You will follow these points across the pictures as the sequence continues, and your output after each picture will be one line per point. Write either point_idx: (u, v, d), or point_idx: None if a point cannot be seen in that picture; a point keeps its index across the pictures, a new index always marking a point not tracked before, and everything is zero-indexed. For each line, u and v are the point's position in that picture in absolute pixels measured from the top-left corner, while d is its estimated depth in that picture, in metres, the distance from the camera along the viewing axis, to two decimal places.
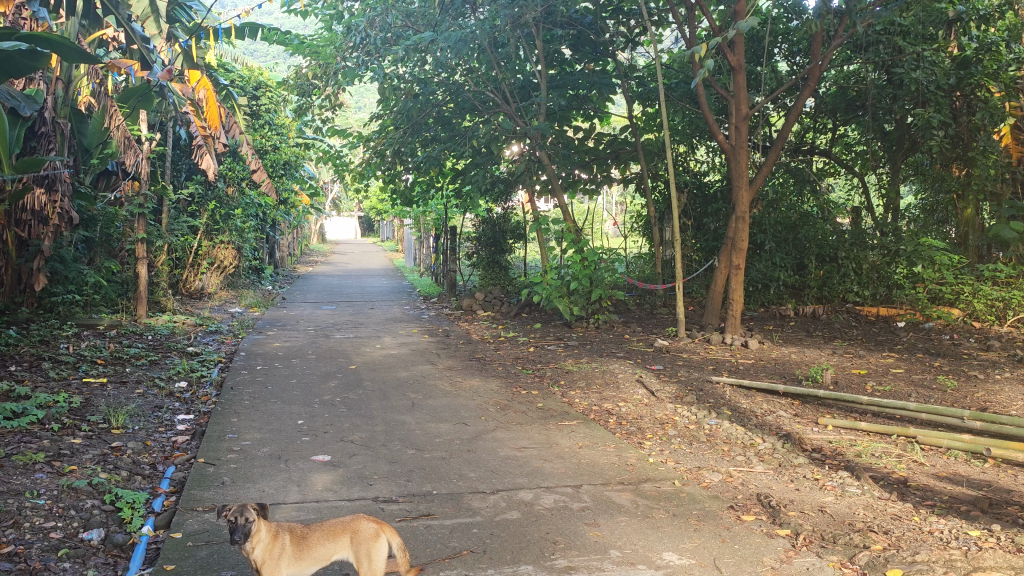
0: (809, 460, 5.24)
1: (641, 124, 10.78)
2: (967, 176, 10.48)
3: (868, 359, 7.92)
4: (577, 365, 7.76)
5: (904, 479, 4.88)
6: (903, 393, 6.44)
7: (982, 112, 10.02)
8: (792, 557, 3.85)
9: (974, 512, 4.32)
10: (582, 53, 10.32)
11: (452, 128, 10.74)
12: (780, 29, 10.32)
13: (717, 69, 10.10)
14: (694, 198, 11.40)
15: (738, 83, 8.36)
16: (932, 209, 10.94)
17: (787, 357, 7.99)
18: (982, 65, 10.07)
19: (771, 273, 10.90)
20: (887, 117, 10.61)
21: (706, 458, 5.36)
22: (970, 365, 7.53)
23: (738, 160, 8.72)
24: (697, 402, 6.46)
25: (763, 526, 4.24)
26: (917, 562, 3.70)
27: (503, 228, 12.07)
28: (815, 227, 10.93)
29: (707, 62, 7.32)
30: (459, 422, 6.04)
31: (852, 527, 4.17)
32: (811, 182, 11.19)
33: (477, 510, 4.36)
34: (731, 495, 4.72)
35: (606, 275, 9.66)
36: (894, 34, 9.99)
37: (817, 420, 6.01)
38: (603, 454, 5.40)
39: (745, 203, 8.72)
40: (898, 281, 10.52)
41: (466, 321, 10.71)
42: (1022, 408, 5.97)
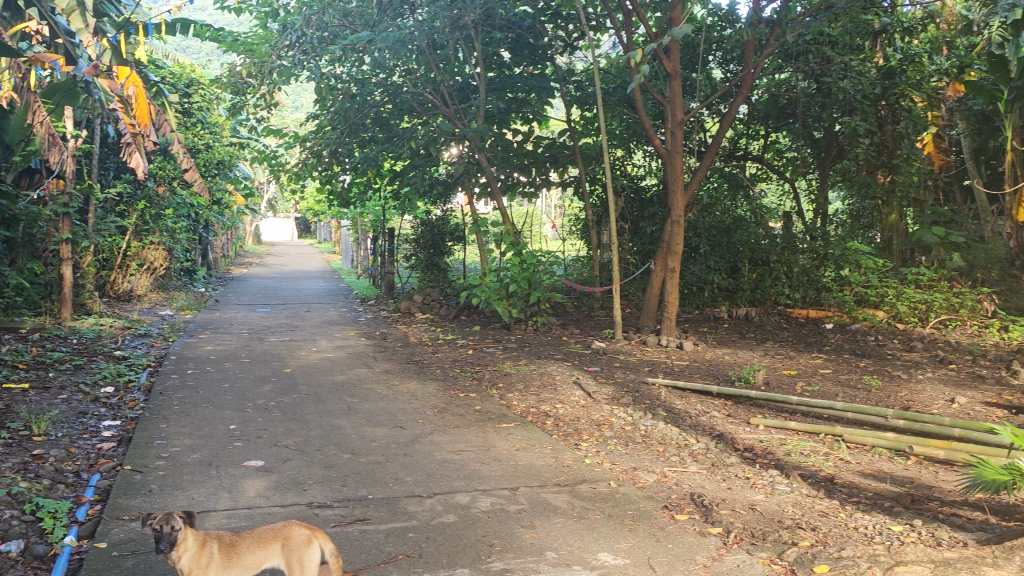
0: (740, 459, 5.34)
1: (579, 129, 10.91)
2: (892, 183, 10.89)
3: (798, 360, 8.14)
4: (515, 367, 7.77)
5: (831, 476, 5.02)
6: (831, 393, 6.63)
7: (907, 122, 10.46)
8: (723, 555, 3.92)
9: (897, 507, 4.46)
10: (521, 56, 10.34)
11: (390, 129, 10.62)
12: (715, 37, 10.47)
13: (654, 74, 10.25)
14: (631, 202, 11.59)
15: (673, 89, 8.49)
16: (858, 215, 11.34)
17: (720, 358, 8.16)
18: (905, 75, 10.47)
19: (706, 276, 11.04)
20: (817, 125, 10.96)
21: (641, 459, 5.42)
22: (894, 366, 7.79)
23: (674, 164, 8.84)
24: (633, 403, 6.55)
25: (695, 525, 4.32)
26: (843, 558, 3.78)
27: (441, 230, 12.04)
28: (748, 231, 11.08)
29: (643, 67, 7.38)
30: (396, 426, 5.99)
31: (781, 524, 4.26)
32: (743, 187, 11.47)
33: (413, 514, 4.32)
34: (666, 495, 4.78)
35: (545, 278, 9.73)
36: (823, 44, 10.19)
37: (749, 420, 6.13)
38: (540, 456, 5.42)
39: (680, 208, 8.86)
40: (827, 284, 10.88)
41: (404, 324, 10.63)
42: (944, 406, 6.20)
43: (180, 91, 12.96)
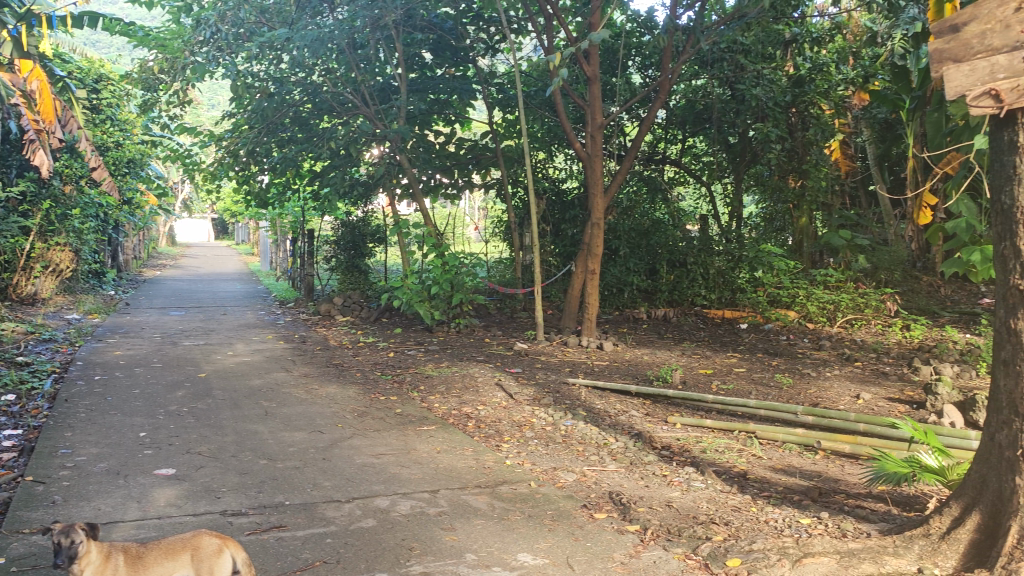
0: (658, 457, 5.45)
1: (501, 131, 10.97)
2: (802, 187, 11.25)
3: (714, 359, 8.34)
4: (437, 370, 7.73)
5: (744, 472, 5.16)
6: (745, 391, 6.82)
7: (815, 129, 10.77)
8: (640, 552, 3.99)
9: (806, 500, 4.62)
10: (443, 58, 10.34)
11: (310, 129, 10.46)
12: (634, 43, 10.64)
13: (576, 79, 10.38)
14: (553, 204, 11.71)
15: (593, 93, 8.59)
16: (772, 218, 11.84)
17: (639, 358, 8.30)
18: (815, 84, 10.81)
19: (625, 278, 11.21)
20: (731, 130, 11.26)
21: (561, 459, 5.47)
22: (804, 364, 8.05)
23: (594, 168, 8.94)
24: (554, 404, 6.59)
25: (614, 523, 4.37)
26: (754, 551, 3.87)
27: (363, 232, 11.89)
28: (666, 234, 11.44)
29: (561, 71, 7.44)
30: (314, 430, 5.90)
31: (696, 520, 4.35)
32: (662, 190, 11.81)
33: (331, 519, 4.26)
34: (584, 494, 4.83)
35: (466, 280, 9.76)
36: (737, 52, 10.57)
37: (667, 418, 6.24)
38: (461, 458, 5.40)
39: (600, 210, 8.97)
40: (741, 285, 11.16)
41: (324, 327, 10.45)
42: (850, 402, 6.44)
43: (88, 87, 12.48)
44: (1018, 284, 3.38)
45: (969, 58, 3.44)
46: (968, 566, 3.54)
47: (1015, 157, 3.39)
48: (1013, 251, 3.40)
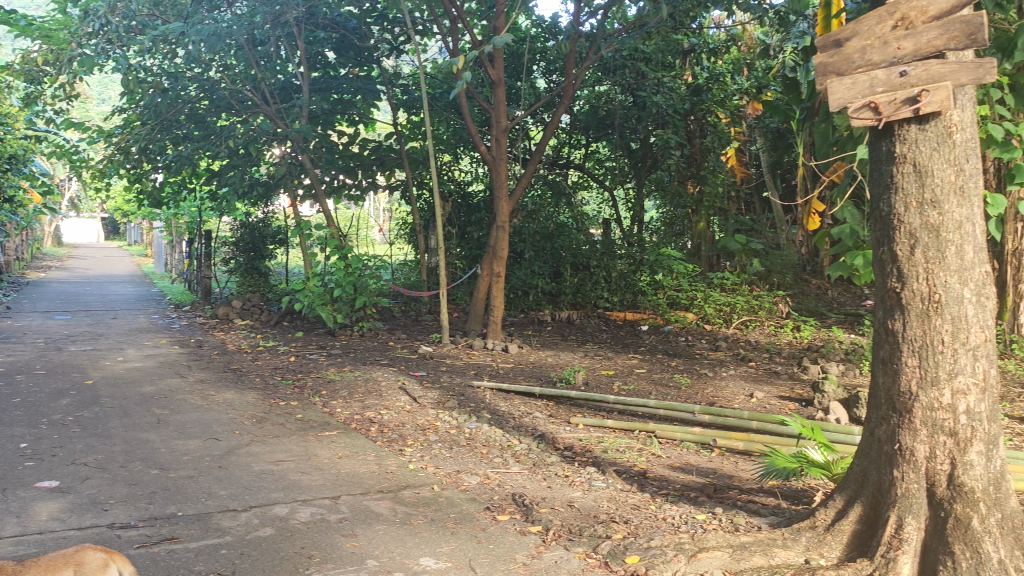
0: (561, 457, 5.51)
1: (406, 132, 10.92)
2: (700, 193, 11.69)
3: (616, 360, 8.50)
4: (339, 374, 7.61)
5: (643, 470, 5.27)
6: (645, 391, 6.99)
7: (712, 136, 11.32)
8: (542, 552, 4.04)
9: (701, 497, 4.75)
10: (346, 57, 10.21)
11: (206, 127, 10.15)
12: (539, 48, 10.79)
13: (480, 82, 10.41)
14: (458, 206, 11.81)
15: (498, 96, 8.61)
16: (672, 222, 12.13)
17: (544, 360, 8.37)
18: (711, 93, 11.27)
19: (531, 281, 11.34)
20: (632, 136, 11.60)
21: (465, 462, 5.46)
22: (701, 364, 8.30)
23: (499, 171, 8.97)
24: (458, 407, 6.59)
25: (516, 524, 4.40)
26: (652, 548, 3.93)
27: (263, 234, 11.64)
28: (570, 237, 11.60)
29: (464, 74, 7.45)
30: (210, 438, 5.71)
31: (596, 519, 4.43)
32: (566, 194, 11.99)
33: (226, 529, 4.13)
34: (488, 496, 4.85)
35: (370, 283, 9.62)
36: (638, 60, 10.82)
37: (569, 419, 6.33)
38: (363, 463, 5.33)
39: (505, 213, 9.00)
40: (642, 288, 11.31)
41: (221, 331, 10.13)
42: (744, 401, 6.68)
43: None
44: (895, 287, 3.57)
45: (850, 72, 3.61)
46: (850, 555, 3.72)
47: (892, 167, 3.58)
48: (890, 256, 3.59)
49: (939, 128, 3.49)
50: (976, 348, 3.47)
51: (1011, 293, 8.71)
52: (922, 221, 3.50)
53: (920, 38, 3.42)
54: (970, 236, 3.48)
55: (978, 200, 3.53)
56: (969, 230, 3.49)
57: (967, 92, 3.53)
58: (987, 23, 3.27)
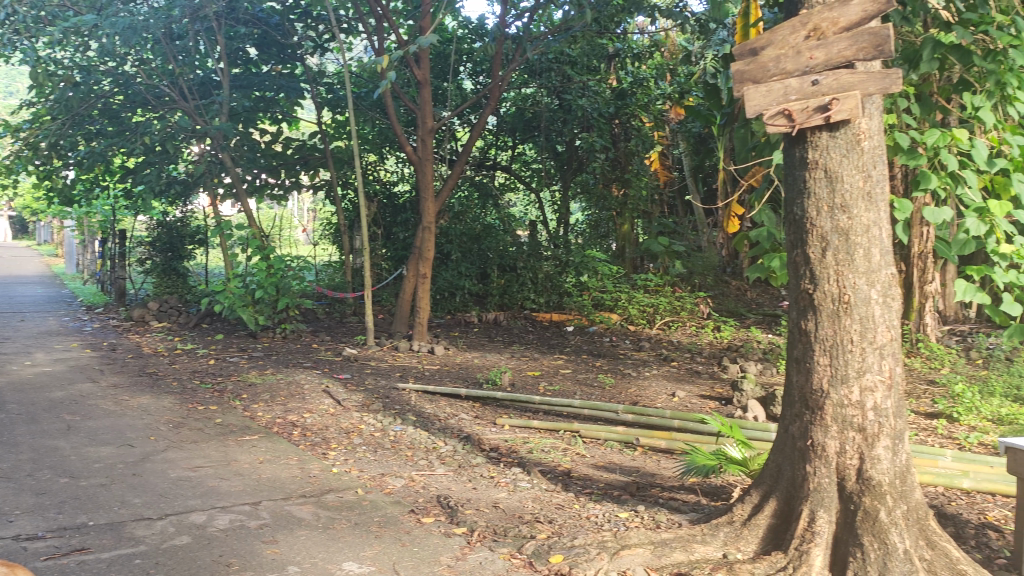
0: (486, 459, 5.51)
1: (330, 131, 10.75)
2: (624, 196, 11.93)
3: (541, 361, 8.55)
4: (260, 377, 7.44)
5: (568, 470, 5.31)
6: (570, 392, 7.05)
7: (637, 139, 11.51)
8: (466, 553, 4.03)
9: (625, 495, 4.83)
10: (269, 54, 10.03)
11: (121, 122, 9.84)
12: (465, 49, 10.80)
13: (406, 83, 10.34)
14: (384, 207, 11.75)
15: (424, 97, 8.57)
16: (597, 224, 12.28)
17: (470, 361, 8.36)
18: (636, 97, 11.48)
19: (457, 282, 11.28)
20: (558, 139, 11.73)
21: (389, 464, 5.41)
22: (625, 364, 8.44)
23: (425, 172, 8.92)
24: (383, 410, 6.52)
25: (441, 527, 4.39)
26: (575, 546, 3.97)
27: (181, 234, 11.42)
28: (497, 238, 11.65)
29: (389, 75, 7.38)
30: (124, 444, 5.52)
31: (521, 520, 4.44)
32: (493, 196, 12.11)
33: (140, 539, 4.00)
34: (412, 499, 4.81)
35: (293, 284, 9.46)
36: (564, 63, 10.97)
37: (495, 420, 6.35)
38: (285, 468, 5.23)
39: (431, 214, 8.95)
40: (568, 289, 11.41)
41: (136, 334, 9.79)
42: (666, 400, 6.80)
43: None
44: (808, 288, 3.70)
45: (765, 80, 3.72)
46: (766, 549, 3.82)
47: (805, 172, 3.70)
48: (804, 258, 3.71)
49: (848, 136, 3.63)
50: (883, 347, 3.61)
51: (917, 294, 9.09)
52: (833, 224, 3.63)
53: (831, 48, 3.55)
54: (878, 239, 3.62)
55: (884, 205, 3.68)
56: (877, 233, 3.63)
57: (874, 101, 3.68)
58: (894, 35, 3.39)
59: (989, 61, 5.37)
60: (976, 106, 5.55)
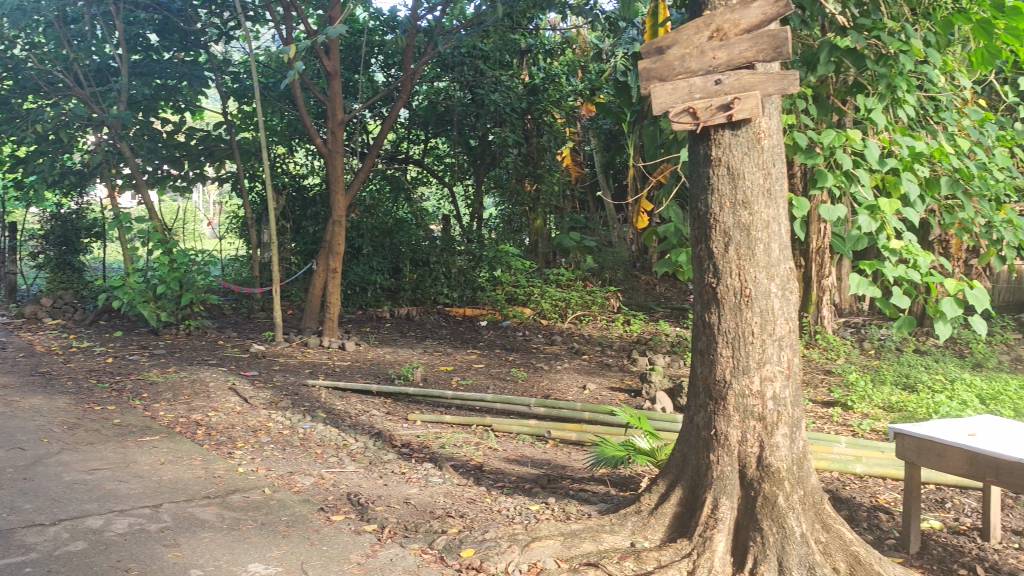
0: (397, 455, 5.47)
1: (237, 122, 10.50)
2: (536, 191, 11.98)
3: (454, 356, 8.54)
4: (162, 375, 7.19)
5: (479, 464, 5.33)
6: (482, 386, 7.09)
7: (548, 136, 11.63)
8: (377, 551, 3.99)
9: (535, 487, 4.87)
10: (170, 41, 9.66)
11: (9, 110, 9.13)
12: (376, 41, 10.74)
13: (316, 74, 10.25)
14: (293, 200, 11.60)
15: (334, 89, 8.43)
16: (510, 219, 12.32)
17: (382, 357, 8.27)
18: (547, 93, 11.57)
19: (368, 276, 11.16)
20: (471, 134, 11.76)
21: (298, 463, 5.31)
22: (537, 358, 8.51)
23: (335, 165, 8.78)
24: (292, 407, 6.40)
25: (351, 524, 4.33)
26: (486, 539, 3.98)
27: (76, 226, 10.90)
28: (408, 233, 11.60)
29: (297, 65, 7.22)
30: (13, 448, 5.24)
31: (432, 514, 4.43)
32: (405, 189, 12.03)
33: (32, 546, 3.81)
34: (322, 497, 4.74)
35: (198, 279, 9.19)
36: (476, 58, 10.97)
37: (406, 416, 6.31)
38: (188, 469, 5.07)
39: (341, 208, 8.81)
40: (481, 284, 11.39)
41: (28, 331, 9.30)
42: (577, 393, 6.90)
43: None
44: (711, 282, 3.80)
45: (671, 78, 3.80)
46: (671, 537, 3.91)
47: (708, 168, 3.80)
48: (707, 253, 3.81)
49: (749, 134, 3.74)
50: (781, 339, 3.74)
51: (815, 288, 9.48)
52: (734, 220, 3.74)
53: (733, 49, 3.65)
54: (777, 235, 3.75)
55: (783, 202, 3.81)
56: (775, 230, 3.76)
57: (774, 102, 3.81)
58: (792, 38, 3.51)
59: (881, 65, 5.58)
60: (869, 107, 5.79)
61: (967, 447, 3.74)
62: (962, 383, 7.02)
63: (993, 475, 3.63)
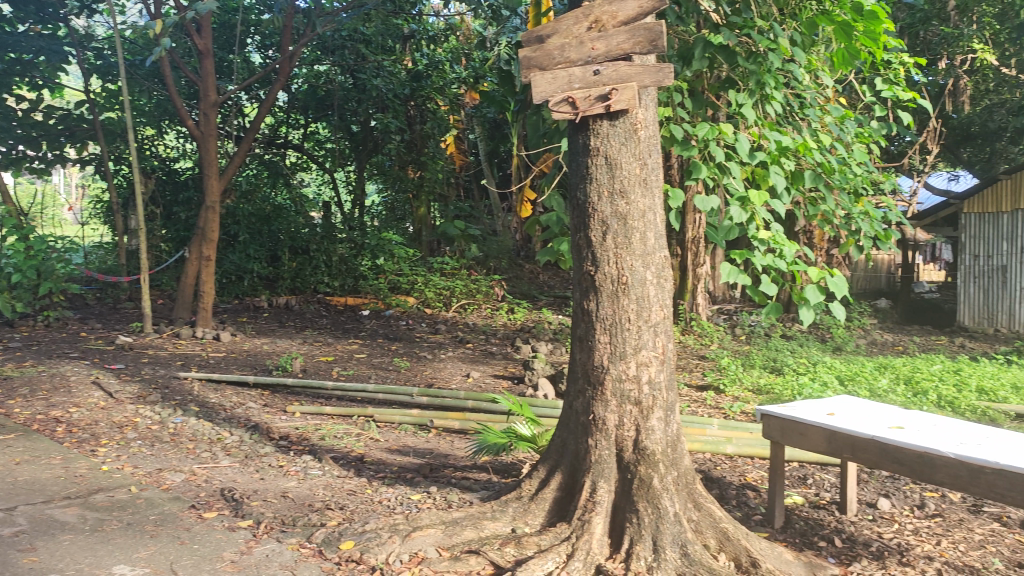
0: (275, 448, 5.33)
1: (100, 101, 9.94)
2: (420, 178, 11.92)
3: (335, 346, 8.38)
4: (18, 369, 6.72)
5: (361, 455, 5.24)
6: (363, 375, 6.99)
7: (432, 123, 11.67)
8: (252, 547, 3.86)
9: (417, 477, 4.84)
10: (25, 12, 8.87)
11: None
12: (252, 20, 10.37)
13: (187, 52, 9.82)
14: (163, 184, 11.18)
15: (206, 68, 8.07)
16: (393, 207, 12.35)
17: (259, 348, 8.02)
18: (431, 80, 11.52)
19: (245, 264, 10.79)
20: (353, 119, 11.55)
21: (167, 459, 5.07)
22: (420, 347, 8.46)
23: (208, 147, 8.42)
24: (161, 401, 6.11)
25: (224, 521, 4.17)
26: (367, 531, 3.92)
27: None
28: (287, 220, 11.39)
29: (164, 41, 6.86)
30: None
31: (311, 508, 4.32)
32: (284, 175, 11.77)
33: None
34: (194, 493, 4.55)
35: (57, 267, 8.68)
36: (357, 42, 10.75)
37: (285, 408, 6.16)
38: (46, 469, 4.75)
39: (215, 193, 8.45)
40: (364, 272, 11.24)
41: None
42: (461, 380, 6.91)
43: None
44: (590, 270, 3.86)
45: (551, 68, 3.80)
46: (552, 521, 3.96)
47: (586, 158, 3.85)
48: (586, 241, 3.87)
49: (626, 125, 3.82)
50: (656, 325, 3.84)
51: (690, 276, 9.82)
52: (612, 209, 3.80)
53: (611, 40, 3.70)
54: (652, 224, 3.85)
55: (658, 192, 3.91)
56: (651, 219, 3.85)
57: (649, 94, 3.91)
58: (666, 32, 3.61)
59: (752, 62, 5.77)
60: (739, 102, 6.02)
61: (826, 426, 3.95)
62: (823, 366, 7.44)
63: (850, 452, 3.85)
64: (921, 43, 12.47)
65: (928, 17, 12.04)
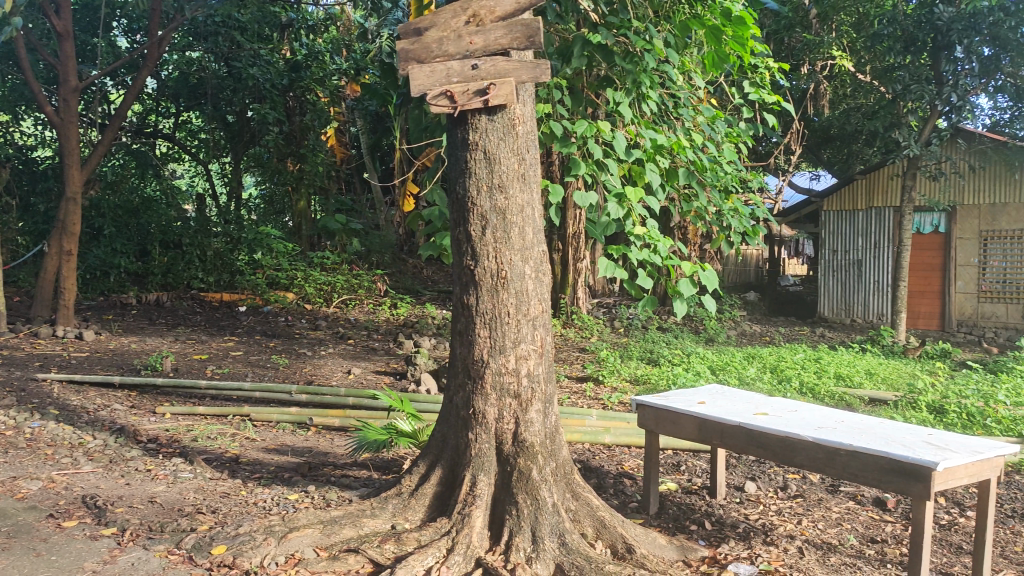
0: (142, 451, 5.08)
1: None
2: (299, 171, 11.71)
3: (210, 344, 8.07)
4: None
5: (236, 456, 5.08)
6: (240, 373, 6.78)
7: (312, 114, 11.39)
8: (115, 556, 3.67)
9: (295, 476, 4.73)
10: None
11: None
12: (117, 3, 9.91)
13: (46, 34, 9.24)
14: (19, 173, 10.54)
15: (65, 51, 7.61)
16: (272, 200, 11.98)
17: (126, 347, 7.63)
18: (310, 71, 11.22)
19: (111, 259, 10.30)
20: (228, 108, 11.25)
21: (23, 466, 4.75)
22: (299, 344, 8.27)
23: (69, 136, 7.95)
24: (16, 405, 5.73)
25: (85, 530, 3.95)
26: (240, 534, 3.78)
27: None
28: (156, 214, 10.83)
29: (15, 20, 6.41)
30: None
31: (180, 513, 4.14)
32: (154, 166, 11.37)
33: None
34: (52, 502, 4.28)
35: None
36: (232, 29, 10.39)
37: (155, 409, 5.89)
38: None
39: (77, 184, 7.99)
40: (241, 267, 10.87)
41: None
42: (341, 377, 6.80)
43: None
44: (469, 265, 3.86)
45: (428, 61, 3.76)
46: (432, 516, 3.95)
47: (466, 153, 3.85)
48: (466, 236, 3.86)
49: (505, 120, 3.84)
50: (535, 318, 3.89)
51: (571, 270, 10.00)
52: (491, 204, 3.81)
53: (488, 35, 3.71)
54: (530, 219, 3.89)
55: (536, 187, 3.96)
56: (529, 214, 3.90)
57: (526, 89, 3.96)
58: (543, 28, 3.64)
59: (628, 61, 5.94)
60: (617, 101, 6.17)
61: (696, 414, 4.11)
62: (695, 356, 7.73)
63: (718, 438, 4.02)
64: (785, 50, 13.21)
65: (792, 24, 12.74)
